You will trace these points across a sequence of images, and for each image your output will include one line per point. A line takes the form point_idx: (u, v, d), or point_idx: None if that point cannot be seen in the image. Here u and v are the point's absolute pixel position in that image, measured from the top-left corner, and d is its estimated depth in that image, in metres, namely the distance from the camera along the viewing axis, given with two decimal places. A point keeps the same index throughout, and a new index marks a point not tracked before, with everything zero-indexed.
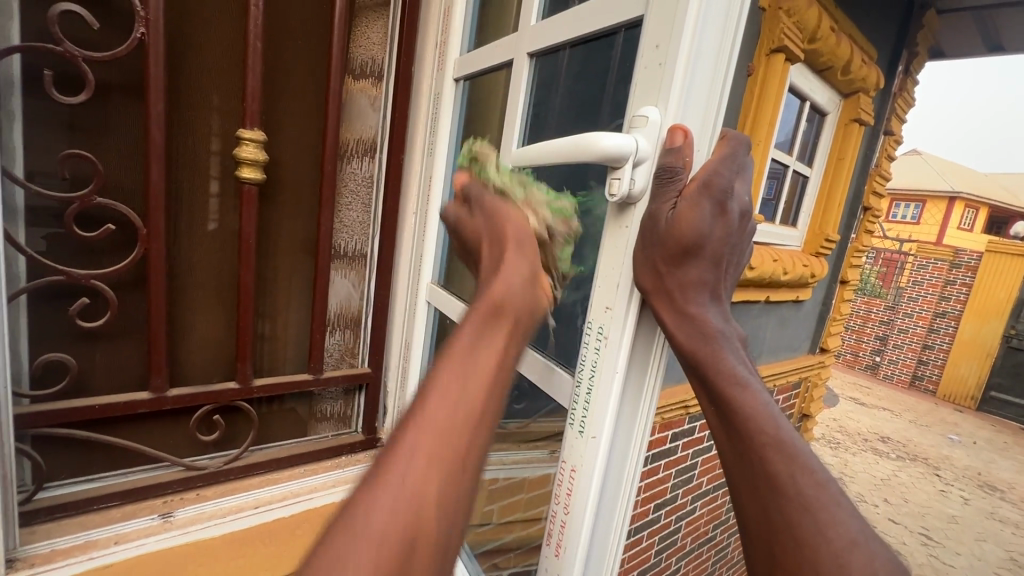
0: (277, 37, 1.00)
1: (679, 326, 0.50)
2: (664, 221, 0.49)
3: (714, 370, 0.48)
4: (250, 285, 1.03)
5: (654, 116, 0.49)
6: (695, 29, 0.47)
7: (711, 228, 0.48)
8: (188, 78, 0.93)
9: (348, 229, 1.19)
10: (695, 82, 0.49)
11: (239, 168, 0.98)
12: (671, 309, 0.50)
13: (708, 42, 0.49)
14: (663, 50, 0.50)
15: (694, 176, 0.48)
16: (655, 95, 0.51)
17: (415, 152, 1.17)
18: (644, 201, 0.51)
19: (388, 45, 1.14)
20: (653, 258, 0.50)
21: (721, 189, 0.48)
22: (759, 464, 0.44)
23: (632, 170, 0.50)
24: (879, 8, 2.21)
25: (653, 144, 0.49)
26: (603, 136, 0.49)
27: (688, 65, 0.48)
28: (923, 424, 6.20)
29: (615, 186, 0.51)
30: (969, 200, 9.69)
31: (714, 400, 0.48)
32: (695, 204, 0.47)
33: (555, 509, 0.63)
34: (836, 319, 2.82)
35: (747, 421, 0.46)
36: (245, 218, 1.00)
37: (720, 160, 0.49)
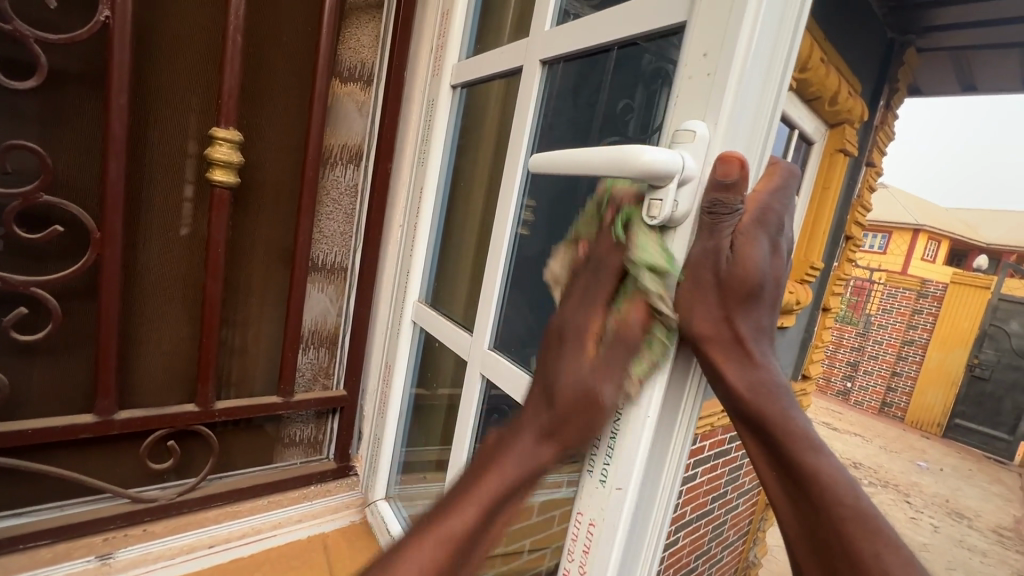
0: (261, 33, 0.93)
1: (737, 374, 0.44)
2: (725, 260, 0.43)
3: (785, 430, 0.43)
4: (217, 297, 0.94)
5: (702, 132, 0.44)
6: (753, 38, 0.42)
7: (769, 267, 0.44)
8: (157, 71, 0.84)
9: (327, 240, 1.11)
10: (749, 97, 0.44)
11: (210, 170, 0.89)
12: (730, 358, 0.44)
13: (762, 50, 0.44)
14: (713, 59, 0.45)
15: (747, 207, 0.44)
16: (703, 108, 0.45)
17: (404, 160, 1.11)
18: (688, 225, 0.45)
19: (380, 49, 1.08)
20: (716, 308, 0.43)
21: (775, 223, 0.44)
22: (836, 541, 0.39)
23: (676, 190, 0.44)
24: (863, 44, 2.27)
25: (700, 163, 0.44)
26: (646, 149, 0.43)
27: (742, 78, 0.43)
28: (893, 451, 6.29)
29: (656, 208, 0.44)
30: (934, 233, 10.08)
31: (781, 466, 0.43)
32: (753, 239, 0.43)
33: (568, 565, 0.56)
34: (817, 346, 2.83)
35: (822, 487, 0.40)
36: (214, 224, 0.91)
37: (771, 193, 0.45)
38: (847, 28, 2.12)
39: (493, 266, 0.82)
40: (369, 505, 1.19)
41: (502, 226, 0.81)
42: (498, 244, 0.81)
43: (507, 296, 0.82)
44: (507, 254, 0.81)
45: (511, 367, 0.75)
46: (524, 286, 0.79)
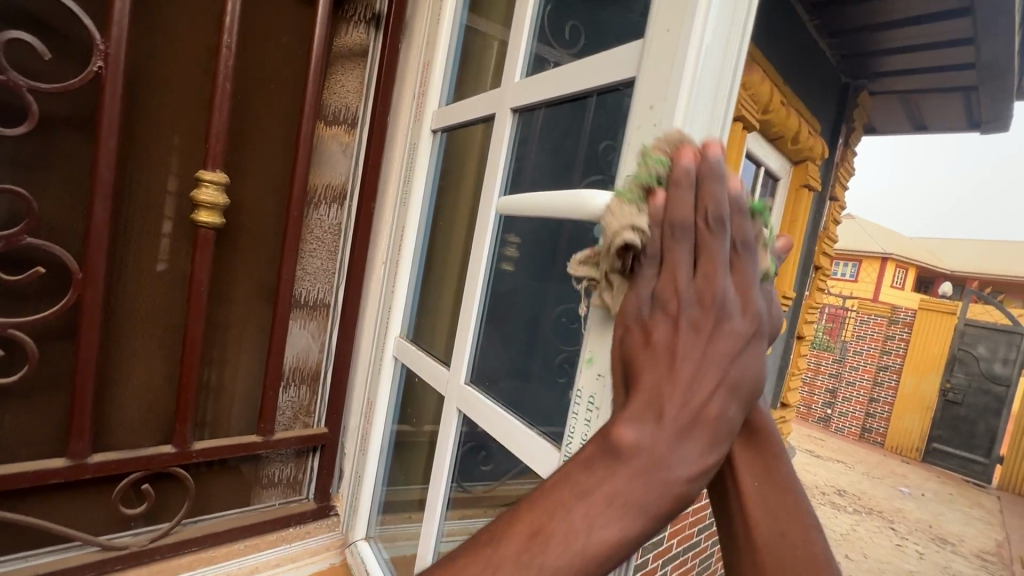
0: (249, 80, 0.97)
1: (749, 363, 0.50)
2: None
3: (774, 440, 0.49)
4: (198, 336, 0.93)
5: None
6: (690, 96, 0.49)
7: None
8: (146, 116, 0.87)
9: (310, 277, 1.13)
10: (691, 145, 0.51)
11: (195, 211, 0.90)
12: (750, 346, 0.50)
13: (700, 104, 0.50)
14: (658, 112, 0.52)
15: None
16: None
17: (387, 199, 1.14)
18: None
19: (364, 94, 1.13)
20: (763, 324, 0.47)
21: None
22: (801, 540, 0.46)
23: None
24: (818, 89, 2.44)
25: None
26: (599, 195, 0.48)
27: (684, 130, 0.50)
28: (875, 477, 6.34)
29: None
30: (900, 261, 10.49)
31: (763, 471, 0.48)
32: None
33: None
34: (793, 374, 2.90)
35: (793, 494, 0.48)
36: (198, 264, 0.91)
37: None
38: (804, 74, 2.28)
39: (469, 300, 0.85)
40: (348, 546, 1.16)
41: (477, 264, 0.84)
42: (474, 279, 0.84)
43: (483, 330, 0.85)
44: (482, 292, 0.84)
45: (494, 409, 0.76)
46: (508, 322, 0.82)
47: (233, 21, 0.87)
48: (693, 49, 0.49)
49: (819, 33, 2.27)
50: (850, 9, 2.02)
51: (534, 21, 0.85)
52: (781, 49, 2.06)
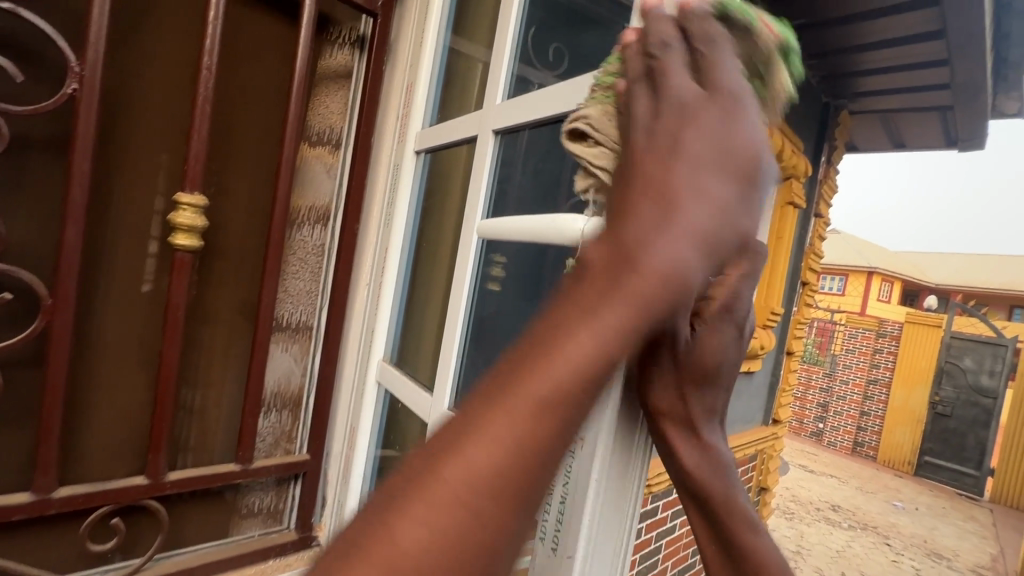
0: (230, 101, 0.96)
1: (714, 400, 0.50)
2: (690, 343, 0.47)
3: (719, 503, 0.50)
4: (174, 362, 0.91)
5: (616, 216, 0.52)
6: None
7: (733, 349, 0.49)
8: (124, 137, 0.86)
9: (292, 299, 1.11)
10: None
11: (172, 234, 0.88)
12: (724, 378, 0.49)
13: None
14: None
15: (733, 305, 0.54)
16: None
17: (371, 220, 1.12)
18: None
19: (348, 115, 1.12)
20: (733, 345, 0.49)
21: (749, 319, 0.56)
22: None
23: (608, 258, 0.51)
24: (799, 109, 2.50)
25: None
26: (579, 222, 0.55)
27: None
28: (869, 492, 6.32)
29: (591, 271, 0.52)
30: (886, 275, 10.65)
31: (714, 527, 0.51)
32: (718, 330, 0.47)
33: None
34: (784, 390, 2.90)
35: (748, 552, 0.50)
36: (174, 288, 0.89)
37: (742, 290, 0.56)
38: None
39: (451, 321, 0.85)
40: None
41: (458, 287, 0.84)
42: (457, 299, 0.84)
43: (466, 356, 0.82)
44: (466, 313, 0.84)
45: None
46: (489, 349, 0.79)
47: (213, 43, 0.86)
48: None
49: None
50: (826, 32, 2.07)
51: (518, 38, 0.86)
52: None
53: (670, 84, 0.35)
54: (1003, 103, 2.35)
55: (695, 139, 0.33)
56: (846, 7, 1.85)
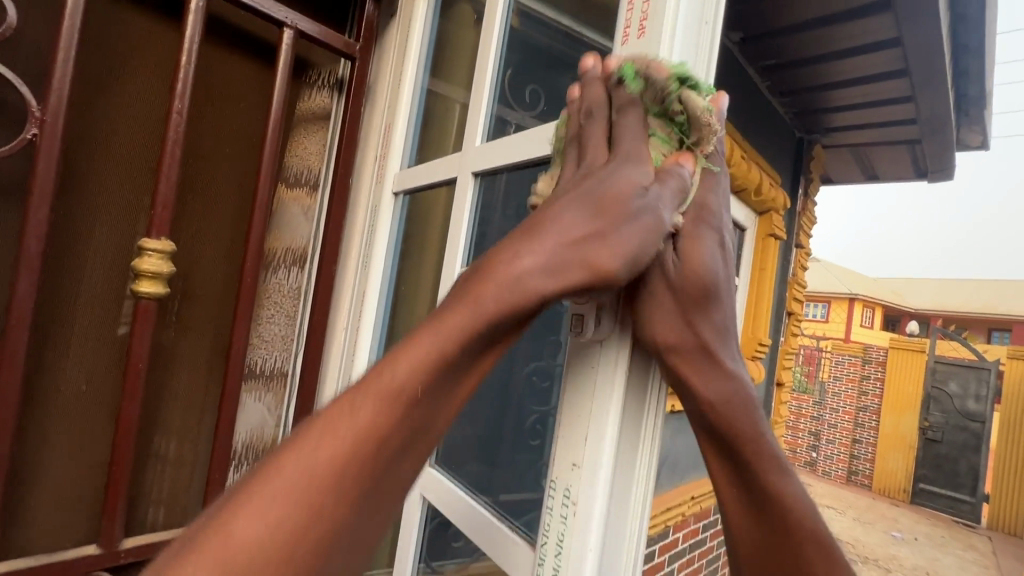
0: (198, 145, 0.94)
1: (719, 319, 0.50)
2: (673, 265, 0.49)
3: (733, 426, 0.49)
4: (134, 418, 0.84)
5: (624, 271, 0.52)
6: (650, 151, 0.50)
7: (716, 260, 0.49)
8: (88, 182, 0.83)
9: (266, 344, 1.07)
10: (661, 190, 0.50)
11: (136, 281, 0.84)
12: (723, 295, 0.50)
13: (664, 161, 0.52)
14: None
15: (688, 212, 0.50)
16: None
17: (349, 263, 1.09)
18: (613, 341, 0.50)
19: (326, 156, 1.11)
20: (717, 259, 0.50)
21: (715, 219, 0.51)
22: (776, 515, 0.49)
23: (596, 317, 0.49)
24: (774, 144, 2.57)
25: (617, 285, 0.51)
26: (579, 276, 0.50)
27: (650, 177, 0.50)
28: (867, 523, 6.20)
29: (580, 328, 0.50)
30: (867, 302, 10.83)
31: (729, 456, 0.50)
32: (697, 241, 0.49)
33: None
34: (776, 422, 2.87)
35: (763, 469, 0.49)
36: (137, 337, 0.84)
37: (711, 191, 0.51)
38: (759, 131, 2.39)
39: None
40: None
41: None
42: None
43: None
44: None
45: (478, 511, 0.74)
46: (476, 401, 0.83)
47: (185, 86, 0.85)
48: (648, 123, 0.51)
49: (771, 93, 2.40)
50: (796, 72, 2.15)
51: (497, 79, 0.85)
52: (735, 108, 2.18)
53: (588, 145, 0.50)
54: (966, 136, 2.44)
55: (579, 185, 0.47)
56: (814, 47, 1.92)
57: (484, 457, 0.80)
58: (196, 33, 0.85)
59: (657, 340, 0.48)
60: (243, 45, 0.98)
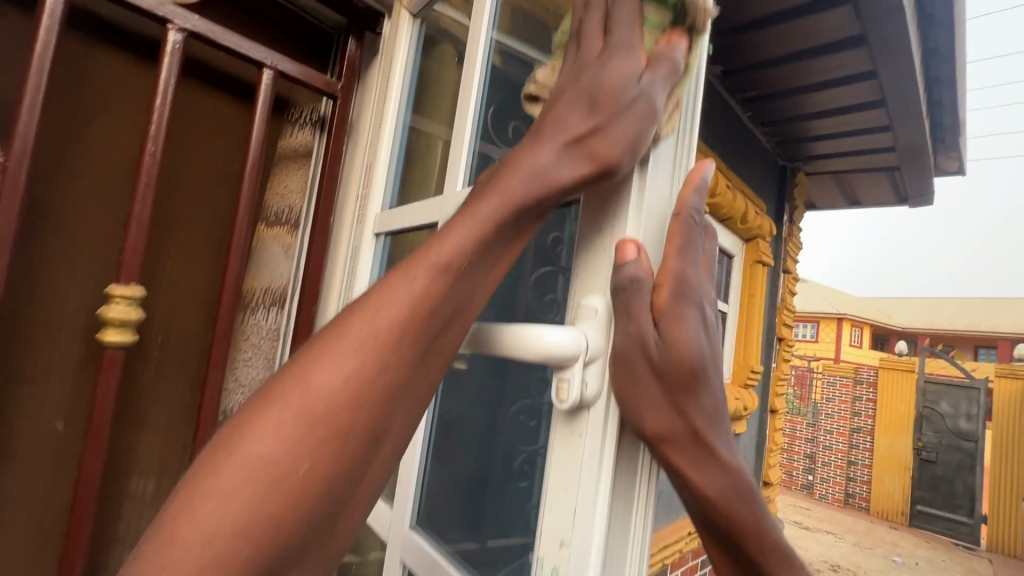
0: (172, 186, 0.93)
1: (709, 396, 0.42)
2: (654, 348, 0.39)
3: (735, 522, 0.44)
4: (94, 477, 0.79)
5: (604, 306, 0.42)
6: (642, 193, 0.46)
7: (702, 337, 0.41)
8: (55, 227, 0.81)
9: (243, 389, 1.03)
10: (651, 233, 0.45)
11: (103, 329, 0.80)
12: (711, 369, 0.42)
13: (657, 193, 0.47)
14: (605, 236, 0.47)
15: (662, 282, 0.41)
16: (601, 284, 0.44)
17: (329, 303, 1.06)
18: (603, 407, 0.41)
19: (307, 193, 1.08)
20: (702, 329, 0.42)
21: (693, 291, 0.41)
22: None
23: (582, 370, 0.41)
24: (758, 173, 2.61)
25: (604, 339, 0.41)
26: (547, 329, 0.41)
27: (642, 217, 0.45)
28: (867, 548, 6.09)
29: (564, 390, 0.41)
30: (855, 322, 10.93)
31: (730, 548, 0.46)
32: (679, 318, 0.40)
33: None
34: (771, 449, 2.83)
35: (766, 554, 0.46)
36: (101, 390, 0.79)
37: (681, 255, 0.42)
38: (742, 159, 2.43)
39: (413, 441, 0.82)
40: None
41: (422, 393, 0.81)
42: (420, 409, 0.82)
43: (431, 466, 0.83)
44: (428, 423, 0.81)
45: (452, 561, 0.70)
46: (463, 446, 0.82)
47: (159, 129, 0.83)
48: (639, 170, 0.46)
49: (753, 124, 2.45)
50: (776, 103, 2.20)
51: (478, 120, 0.83)
52: (717, 139, 2.22)
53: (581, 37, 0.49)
54: (944, 162, 2.49)
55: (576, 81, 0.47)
56: (792, 79, 1.97)
57: (471, 499, 0.79)
58: (172, 75, 0.83)
59: (644, 430, 0.40)
60: (222, 85, 0.97)
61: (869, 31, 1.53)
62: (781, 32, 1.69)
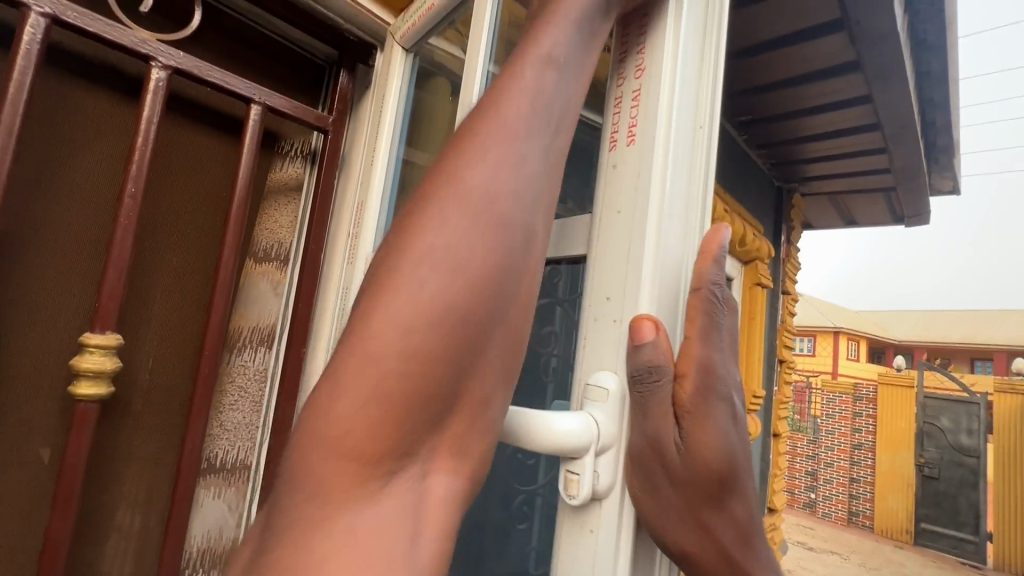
0: (156, 224, 0.89)
1: (743, 508, 0.37)
2: (676, 452, 0.35)
3: None
4: (62, 541, 0.73)
5: (616, 388, 0.38)
6: (659, 242, 0.40)
7: (733, 436, 0.37)
8: (30, 271, 0.77)
9: (229, 435, 0.98)
10: (666, 290, 0.40)
11: (75, 381, 0.76)
12: (746, 477, 0.37)
13: (674, 213, 0.41)
14: (618, 306, 0.40)
15: (686, 371, 0.37)
16: (612, 360, 0.40)
17: (318, 348, 1.01)
18: (616, 501, 0.38)
19: (297, 229, 1.05)
20: (733, 430, 0.37)
21: (723, 384, 0.37)
22: None
23: (593, 461, 0.37)
24: (755, 194, 2.60)
25: (615, 428, 0.38)
26: (555, 417, 0.37)
27: (657, 268, 0.39)
28: (873, 568, 5.97)
29: (573, 485, 0.37)
30: (852, 337, 10.92)
31: None
32: (706, 419, 0.36)
33: None
34: (775, 474, 2.77)
35: None
36: (72, 446, 0.74)
37: (710, 339, 0.38)
38: (739, 180, 2.43)
39: None
40: None
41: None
42: None
43: None
44: None
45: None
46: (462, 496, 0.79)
47: (140, 169, 0.79)
48: (652, 236, 0.40)
49: (749, 146, 2.44)
50: (772, 126, 2.19)
51: None
52: None
53: None
54: (938, 182, 2.49)
55: None
56: (787, 103, 1.96)
57: (475, 538, 0.80)
58: (154, 113, 0.80)
59: (671, 545, 0.37)
60: (208, 120, 0.94)
61: (864, 57, 1.53)
62: (775, 58, 1.69)
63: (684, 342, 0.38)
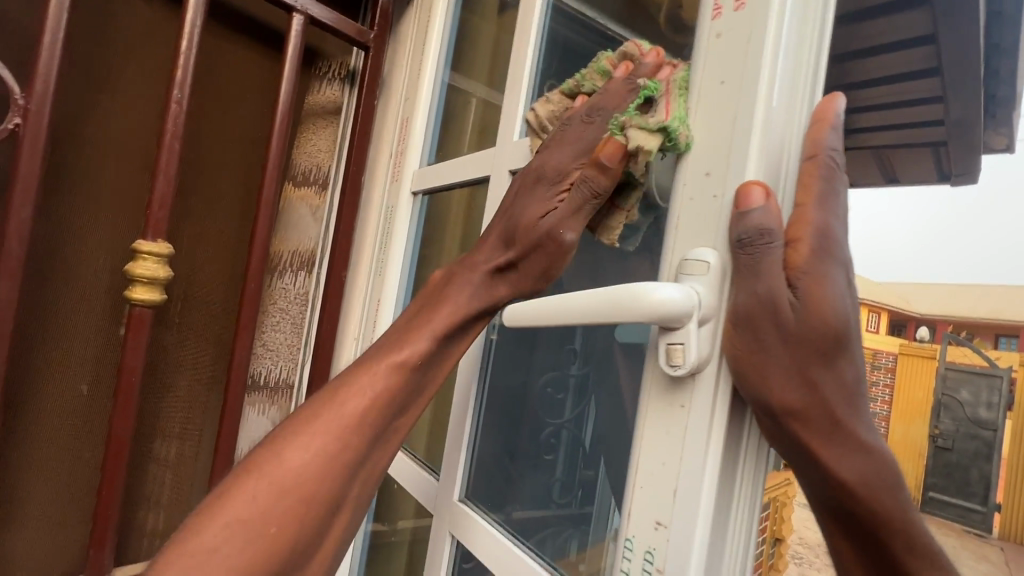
0: (200, 138, 0.88)
1: (852, 370, 0.35)
2: (791, 309, 0.35)
3: (884, 522, 0.37)
4: (125, 438, 0.77)
5: (716, 260, 0.38)
6: (767, 111, 0.38)
7: (849, 302, 0.35)
8: (80, 178, 0.77)
9: (271, 353, 1.00)
10: (773, 153, 0.38)
11: (131, 286, 0.77)
12: (858, 340, 0.36)
13: (785, 82, 0.39)
14: (718, 180, 0.40)
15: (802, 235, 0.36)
16: (711, 234, 0.40)
17: (360, 268, 1.01)
18: (714, 368, 0.38)
19: (335, 154, 1.03)
20: (848, 295, 0.35)
21: (840, 248, 0.36)
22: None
23: (696, 332, 0.37)
24: None
25: (716, 297, 0.38)
26: (655, 287, 0.36)
27: (766, 137, 0.38)
28: None
29: (677, 355, 0.37)
30: None
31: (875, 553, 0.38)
32: (820, 277, 0.35)
33: None
34: None
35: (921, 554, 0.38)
36: (130, 349, 0.77)
37: (822, 203, 0.37)
38: None
39: (453, 451, 0.76)
40: None
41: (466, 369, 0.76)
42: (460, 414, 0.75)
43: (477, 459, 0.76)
44: (473, 424, 0.75)
45: (491, 531, 0.66)
46: (502, 413, 0.75)
47: (185, 74, 0.77)
48: (763, 103, 0.38)
49: None
50: None
51: (532, 60, 0.75)
52: None
53: None
54: (993, 138, 2.34)
55: None
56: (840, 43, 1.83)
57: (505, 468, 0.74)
58: (197, 18, 0.78)
59: (769, 401, 0.35)
60: (248, 31, 0.91)
61: None
62: None
63: (798, 208, 0.37)
